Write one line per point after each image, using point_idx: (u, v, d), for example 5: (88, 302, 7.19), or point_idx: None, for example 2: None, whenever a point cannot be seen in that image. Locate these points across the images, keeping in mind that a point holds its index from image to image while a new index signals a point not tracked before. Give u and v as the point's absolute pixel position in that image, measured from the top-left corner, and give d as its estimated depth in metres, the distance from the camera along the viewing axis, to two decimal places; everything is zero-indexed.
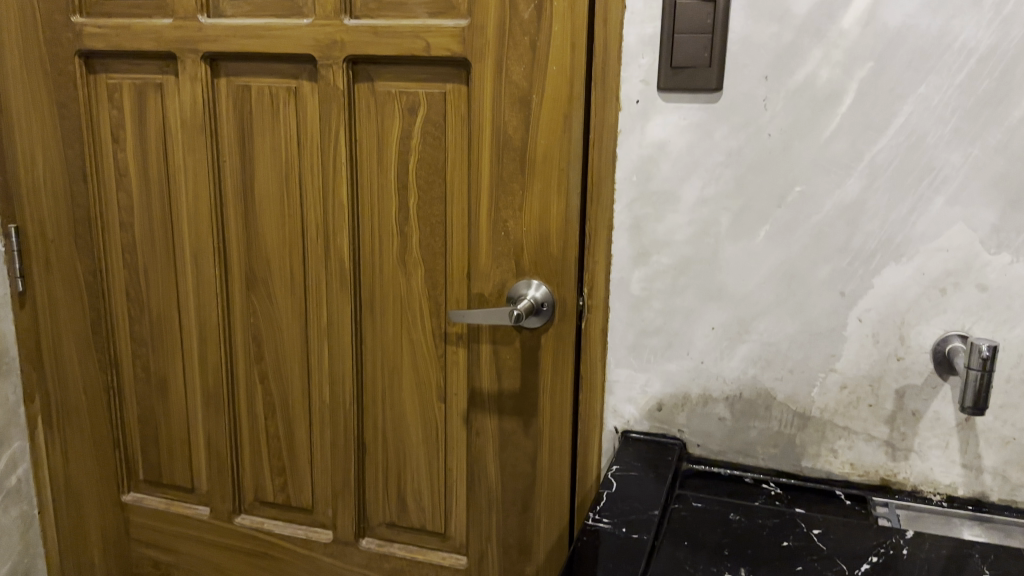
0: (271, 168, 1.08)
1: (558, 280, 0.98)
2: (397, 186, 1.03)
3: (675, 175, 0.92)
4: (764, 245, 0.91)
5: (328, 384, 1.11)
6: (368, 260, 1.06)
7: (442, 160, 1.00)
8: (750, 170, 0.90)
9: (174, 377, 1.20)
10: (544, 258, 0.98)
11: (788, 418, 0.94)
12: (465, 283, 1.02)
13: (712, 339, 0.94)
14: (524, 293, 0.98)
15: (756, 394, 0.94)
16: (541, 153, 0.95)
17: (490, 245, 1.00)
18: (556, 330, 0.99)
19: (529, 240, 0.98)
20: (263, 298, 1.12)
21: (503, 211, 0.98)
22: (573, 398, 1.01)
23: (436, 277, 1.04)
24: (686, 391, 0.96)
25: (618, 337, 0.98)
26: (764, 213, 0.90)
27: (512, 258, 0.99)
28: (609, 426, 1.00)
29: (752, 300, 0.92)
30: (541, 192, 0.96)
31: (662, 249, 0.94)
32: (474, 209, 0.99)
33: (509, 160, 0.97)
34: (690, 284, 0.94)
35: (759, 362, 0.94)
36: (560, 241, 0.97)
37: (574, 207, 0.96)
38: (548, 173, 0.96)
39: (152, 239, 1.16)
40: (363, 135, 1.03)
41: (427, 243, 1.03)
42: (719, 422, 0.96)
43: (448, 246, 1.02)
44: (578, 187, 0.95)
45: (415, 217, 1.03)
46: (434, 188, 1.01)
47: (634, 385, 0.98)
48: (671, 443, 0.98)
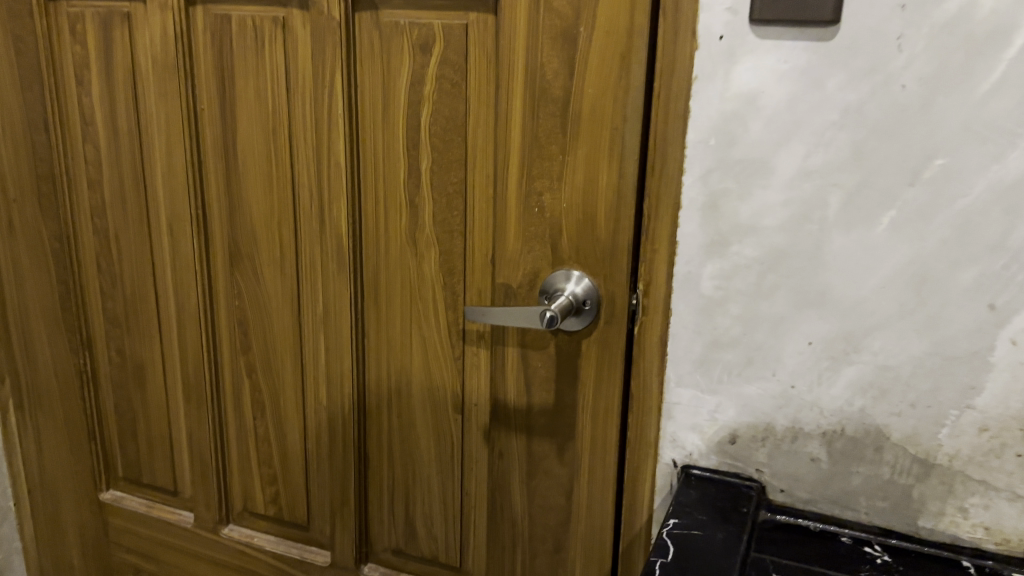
0: (256, 120, 0.87)
1: (607, 273, 0.77)
2: (406, 146, 0.81)
3: (768, 139, 0.68)
4: (886, 237, 0.67)
5: (324, 384, 0.92)
6: (372, 236, 0.86)
7: (462, 113, 0.78)
8: (874, 134, 0.66)
9: (152, 363, 1.02)
10: (590, 243, 0.76)
11: (905, 465, 0.71)
12: (490, 271, 0.81)
13: (808, 357, 0.72)
14: (561, 288, 0.77)
15: (863, 431, 0.72)
16: (589, 107, 0.73)
17: (522, 224, 0.78)
18: (603, 334, 0.78)
19: (571, 220, 0.76)
20: (249, 279, 0.93)
21: (539, 182, 0.77)
22: (621, 421, 0.80)
23: (453, 261, 0.83)
24: (769, 421, 0.74)
25: (681, 347, 0.75)
26: (889, 193, 0.67)
27: (548, 242, 0.78)
28: (665, 459, 0.79)
29: (865, 309, 0.69)
30: (588, 158, 0.74)
31: (745, 237, 0.71)
32: (503, 177, 0.78)
33: (547, 115, 0.75)
34: (782, 285, 0.71)
35: (870, 391, 0.71)
36: (611, 222, 0.75)
37: (631, 180, 0.74)
38: (599, 133, 0.73)
39: (123, 202, 0.97)
40: (365, 79, 0.81)
41: (442, 218, 0.82)
42: (810, 463, 0.74)
43: (469, 224, 0.81)
44: (637, 152, 0.73)
45: (428, 185, 0.82)
46: (452, 150, 0.80)
47: (701, 410, 0.76)
48: (744, 484, 0.76)
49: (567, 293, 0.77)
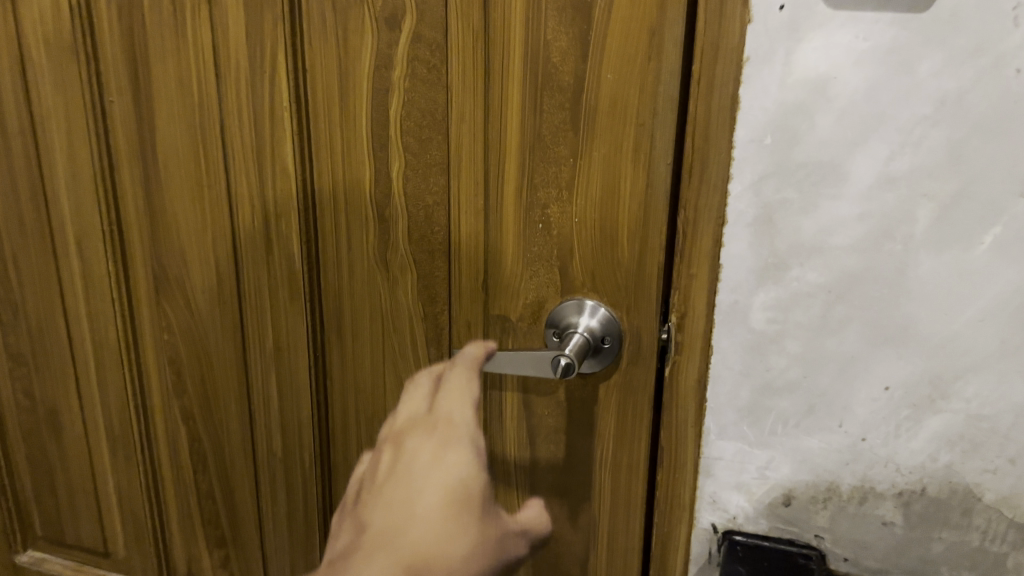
0: (179, 117, 0.70)
1: (630, 302, 0.62)
2: (370, 149, 0.65)
3: (839, 138, 0.54)
4: (988, 260, 0.54)
5: (279, 435, 0.77)
6: (332, 259, 0.69)
7: (440, 106, 0.62)
8: (977, 131, 0.52)
9: (69, 408, 0.85)
10: (609, 266, 0.62)
11: (999, 531, 0.59)
12: (480, 301, 0.66)
13: (883, 404, 0.58)
14: (574, 322, 0.63)
15: (949, 491, 0.59)
16: (607, 98, 0.58)
17: (523, 244, 0.63)
18: (625, 376, 0.64)
19: (585, 238, 0.61)
20: (182, 309, 0.76)
21: (543, 192, 0.61)
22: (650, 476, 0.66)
23: (435, 289, 0.67)
24: (832, 480, 0.61)
25: (723, 393, 0.61)
26: (993, 204, 0.53)
27: (556, 266, 0.63)
28: (701, 522, 0.65)
29: (957, 346, 0.56)
30: (606, 162, 0.59)
31: (807, 260, 0.57)
32: (497, 187, 0.62)
33: (553, 108, 0.59)
34: (853, 318, 0.57)
35: (958, 445, 0.58)
36: (636, 241, 0.60)
37: (661, 189, 0.59)
38: (620, 131, 0.58)
39: (20, 217, 0.79)
40: (315, 64, 0.64)
41: (420, 237, 0.66)
42: (881, 527, 0.61)
43: (455, 245, 0.65)
44: (669, 154, 0.58)
45: (401, 196, 0.65)
46: (430, 152, 0.63)
47: (746, 466, 0.63)
48: (800, 554, 0.63)
49: (581, 328, 0.63)
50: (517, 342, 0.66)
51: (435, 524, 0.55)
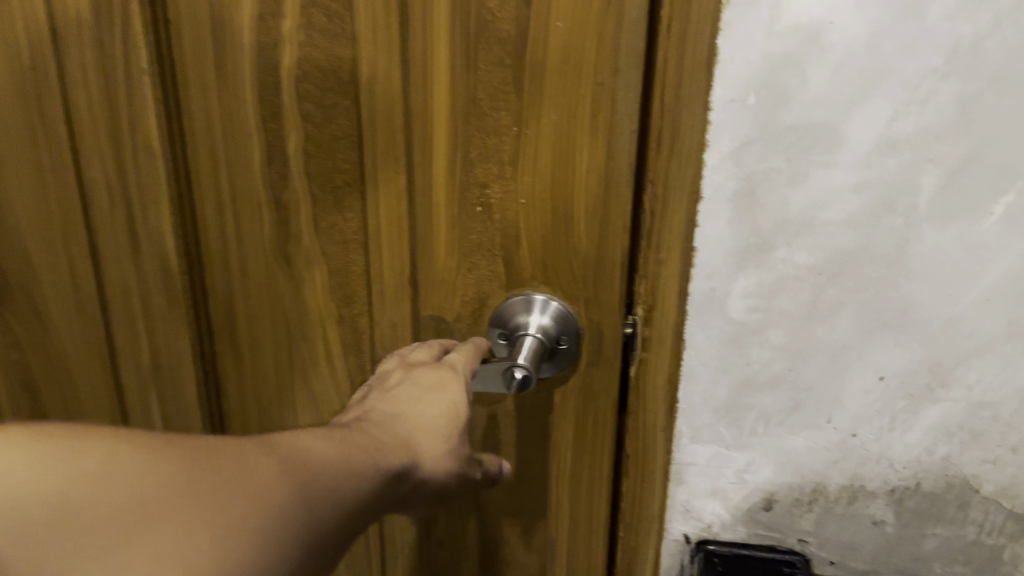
0: (17, 92, 0.58)
1: (590, 296, 0.54)
2: (259, 120, 0.55)
3: (835, 96, 0.45)
4: (998, 233, 0.47)
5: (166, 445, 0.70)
6: (217, 257, 0.61)
7: (347, 67, 0.52)
8: (995, 85, 0.44)
9: None
10: (564, 252, 0.53)
11: (997, 523, 0.54)
12: (407, 299, 0.58)
13: (876, 396, 0.52)
14: (523, 322, 0.55)
15: (946, 485, 0.53)
16: (558, 55, 0.48)
17: (457, 228, 0.54)
18: (582, 379, 0.57)
19: (533, 220, 0.53)
20: (42, 312, 0.67)
21: (487, 167, 0.52)
22: (611, 487, 0.60)
23: (350, 286, 0.59)
24: (818, 481, 0.55)
25: (698, 392, 0.54)
26: (1006, 169, 0.46)
27: (499, 255, 0.55)
28: (672, 532, 0.58)
29: (961, 330, 0.49)
30: (556, 131, 0.50)
31: (795, 240, 0.49)
32: (426, 163, 0.53)
33: (491, 68, 0.49)
34: (844, 302, 0.50)
35: (957, 436, 0.52)
36: (594, 227, 0.52)
37: (625, 163, 0.50)
38: (573, 94, 0.49)
39: None
40: (182, 23, 0.53)
41: (329, 226, 0.57)
42: (871, 527, 0.55)
43: (373, 232, 0.56)
44: (633, 122, 0.49)
45: (303, 175, 0.56)
46: (337, 123, 0.53)
47: (722, 470, 0.56)
48: (784, 562, 0.57)
49: (530, 328, 0.55)
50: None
51: (437, 436, 0.43)
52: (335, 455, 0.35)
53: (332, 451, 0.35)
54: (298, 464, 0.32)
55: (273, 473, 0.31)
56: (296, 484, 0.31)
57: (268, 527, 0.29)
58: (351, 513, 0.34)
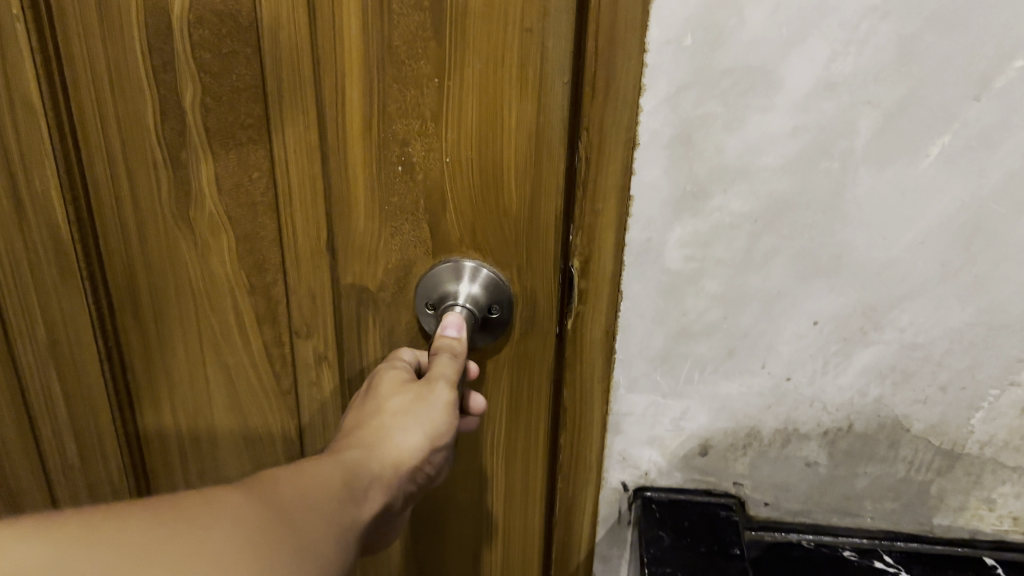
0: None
1: (520, 255, 0.53)
2: (150, 71, 0.51)
3: (772, 37, 0.44)
4: (933, 175, 0.46)
5: (70, 426, 0.67)
6: (115, 220, 0.57)
7: (247, 12, 0.48)
8: (932, 24, 0.43)
9: None
10: (493, 215, 0.52)
11: (924, 459, 0.55)
12: (326, 264, 0.55)
13: (810, 340, 0.52)
14: (452, 290, 0.53)
15: (877, 425, 0.54)
16: (482, 2, 0.45)
17: (376, 187, 0.52)
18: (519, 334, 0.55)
19: (458, 178, 0.51)
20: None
21: (407, 120, 0.50)
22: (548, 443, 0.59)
23: (261, 252, 0.56)
24: (752, 426, 0.55)
25: (634, 342, 0.53)
26: (943, 110, 0.45)
27: (423, 217, 0.53)
28: (611, 481, 0.58)
29: (895, 273, 0.49)
30: (481, 83, 0.48)
31: (732, 186, 0.47)
32: (340, 116, 0.50)
33: (407, 9, 0.46)
34: (780, 249, 0.49)
35: (889, 377, 0.52)
36: (526, 186, 0.50)
37: (558, 121, 0.48)
38: (496, 43, 0.47)
39: None
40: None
41: (234, 186, 0.54)
42: (804, 468, 0.56)
43: (287, 190, 0.53)
44: (565, 74, 0.47)
45: (205, 130, 0.52)
46: (237, 73, 0.50)
47: (660, 418, 0.55)
48: (721, 506, 0.57)
49: (459, 297, 0.53)
50: (378, 318, 0.57)
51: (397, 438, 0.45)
52: (302, 481, 0.37)
53: (300, 477, 0.38)
54: (272, 498, 0.35)
55: (252, 505, 0.33)
56: (276, 507, 0.34)
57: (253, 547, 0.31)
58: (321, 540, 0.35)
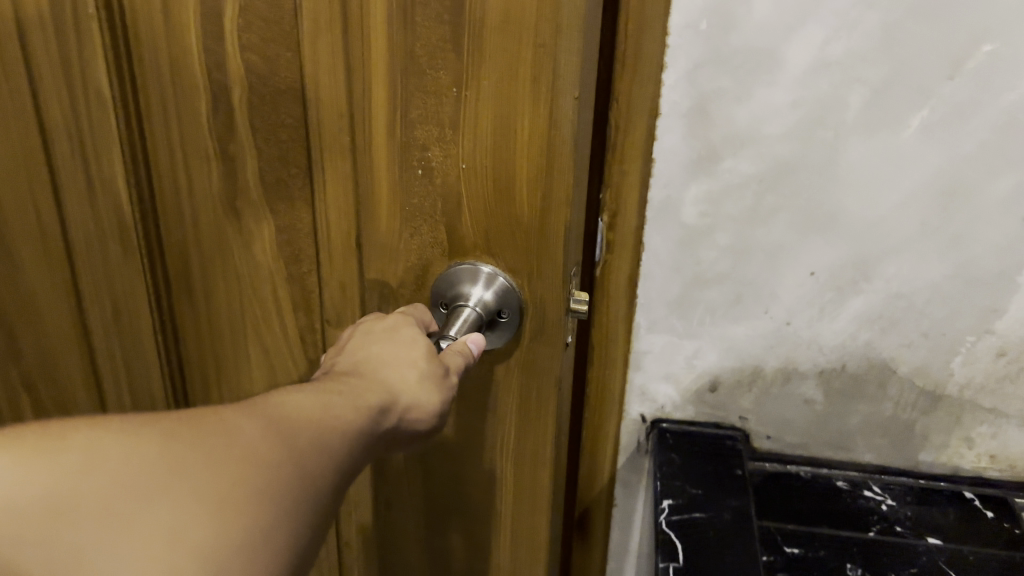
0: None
1: (533, 270, 0.50)
2: (203, 68, 0.50)
3: (776, 22, 0.52)
4: (915, 143, 0.54)
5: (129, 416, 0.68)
6: (174, 222, 0.57)
7: (286, 9, 0.47)
8: (913, 14, 0.50)
9: None
10: (506, 233, 0.49)
11: (910, 399, 0.62)
12: (353, 261, 0.54)
13: (808, 289, 0.59)
14: (462, 292, 0.51)
15: (867, 367, 0.62)
16: (497, 18, 0.43)
17: (394, 192, 0.50)
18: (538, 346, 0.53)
19: (475, 188, 0.48)
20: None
21: (419, 135, 0.47)
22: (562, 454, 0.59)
23: (299, 244, 0.55)
24: (756, 364, 0.63)
25: (654, 288, 0.61)
26: (923, 88, 0.52)
27: (441, 223, 0.50)
28: (631, 413, 0.66)
29: (883, 230, 0.57)
30: (493, 93, 0.45)
31: (740, 150, 0.56)
32: (365, 125, 0.48)
33: (427, 16, 0.44)
34: (781, 207, 0.57)
35: (877, 323, 0.60)
36: (553, 204, 0.47)
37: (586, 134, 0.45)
38: (514, 52, 0.43)
39: None
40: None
41: (275, 185, 0.53)
42: (802, 405, 0.64)
43: (309, 201, 0.53)
44: (586, 86, 0.44)
45: (233, 142, 0.52)
46: (281, 71, 0.49)
47: (676, 356, 0.63)
48: (727, 437, 0.65)
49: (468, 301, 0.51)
50: None
51: (419, 374, 0.42)
52: (324, 414, 0.34)
53: (313, 399, 0.35)
54: (274, 410, 0.32)
55: (259, 431, 0.30)
56: (258, 477, 0.29)
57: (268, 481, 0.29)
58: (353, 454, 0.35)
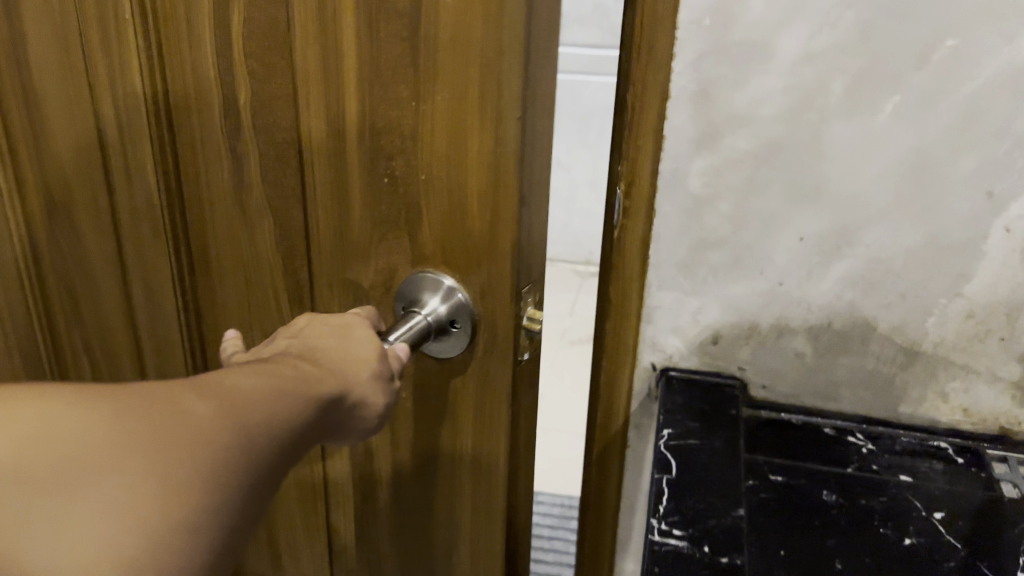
0: (49, 40, 0.69)
1: (478, 275, 0.58)
2: (219, 75, 0.62)
3: (768, 19, 0.61)
4: (890, 125, 0.63)
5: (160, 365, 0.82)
6: (196, 201, 0.69)
7: (282, 28, 0.57)
8: (886, 13, 0.59)
9: None
10: (459, 236, 0.57)
11: (889, 355, 0.70)
12: (335, 257, 0.63)
13: (798, 253, 0.68)
14: (422, 300, 0.59)
15: (851, 324, 0.70)
16: (447, 44, 0.51)
17: (366, 197, 0.60)
18: (483, 340, 0.60)
19: (432, 198, 0.57)
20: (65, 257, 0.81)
21: (376, 144, 0.57)
22: (509, 451, 0.64)
23: (291, 236, 0.65)
24: (753, 320, 0.72)
25: (664, 249, 0.71)
26: (896, 77, 0.61)
27: (404, 227, 0.59)
28: (644, 362, 0.76)
29: (863, 201, 0.65)
30: (445, 109, 0.54)
31: (739, 128, 0.65)
32: (342, 133, 0.58)
33: (391, 38, 0.53)
34: (774, 180, 0.66)
35: (860, 285, 0.68)
36: (484, 207, 0.55)
37: (510, 151, 0.53)
38: (460, 77, 0.52)
39: None
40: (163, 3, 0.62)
41: (273, 178, 0.64)
42: (793, 358, 0.72)
43: (307, 193, 0.62)
44: (517, 108, 0.51)
45: (252, 134, 0.63)
46: (276, 80, 0.59)
47: (683, 311, 0.73)
48: (727, 384, 0.74)
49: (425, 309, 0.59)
50: None
51: (367, 374, 0.45)
52: (269, 398, 0.37)
53: (267, 377, 0.38)
54: (223, 393, 0.35)
55: (206, 412, 0.33)
56: (195, 454, 0.32)
57: (211, 463, 0.33)
58: (297, 435, 0.38)
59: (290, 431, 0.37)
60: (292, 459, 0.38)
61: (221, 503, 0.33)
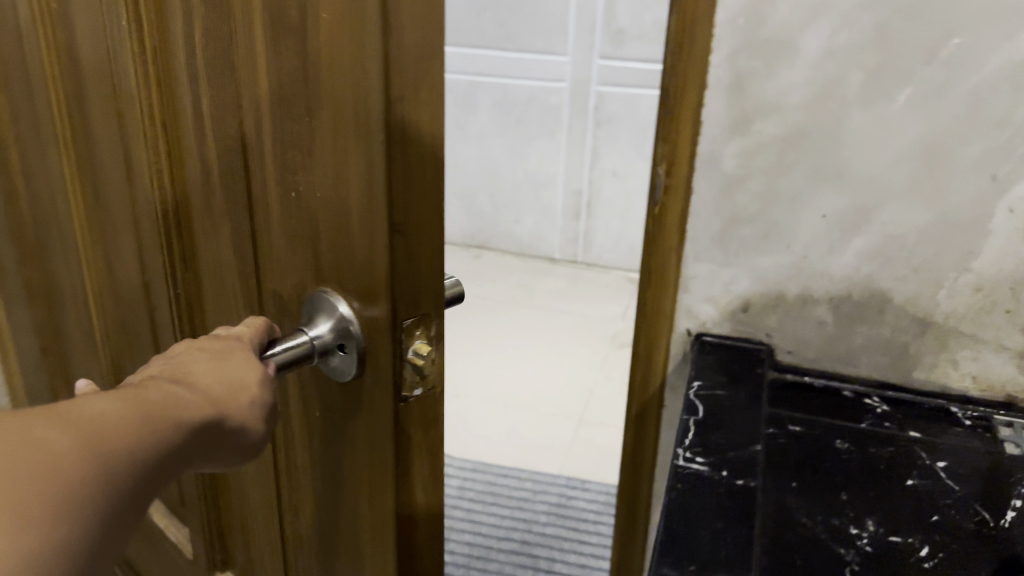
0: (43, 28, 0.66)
1: (367, 305, 0.45)
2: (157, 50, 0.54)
3: (794, 19, 0.70)
4: (903, 114, 0.71)
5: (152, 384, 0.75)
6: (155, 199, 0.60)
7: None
8: (897, 14, 0.68)
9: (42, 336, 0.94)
10: (355, 259, 0.45)
11: (904, 324, 0.78)
12: (259, 270, 0.53)
13: (821, 229, 0.76)
14: None
15: (868, 295, 0.78)
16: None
17: (278, 202, 0.49)
18: (370, 374, 0.47)
19: (326, 206, 0.45)
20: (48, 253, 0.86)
21: (264, 134, 0.47)
22: (397, 505, 0.50)
23: (224, 241, 0.55)
24: (780, 289, 0.80)
25: (700, 224, 0.80)
26: (907, 71, 0.69)
27: (309, 242, 0.48)
28: (680, 328, 0.84)
29: (879, 181, 0.73)
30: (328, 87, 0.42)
31: (768, 115, 0.74)
32: (245, 118, 0.48)
33: None
34: (799, 162, 0.75)
35: (877, 259, 0.76)
36: (366, 217, 0.43)
37: (381, 163, 0.41)
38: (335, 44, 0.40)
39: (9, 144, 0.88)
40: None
41: (204, 172, 0.54)
42: (816, 325, 0.80)
43: (229, 193, 0.53)
44: (381, 95, 0.39)
45: (188, 118, 0.54)
46: (196, 51, 0.50)
47: (716, 282, 0.81)
48: (755, 349, 0.82)
49: None
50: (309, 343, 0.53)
51: (237, 402, 0.40)
52: (133, 426, 0.32)
53: (126, 402, 0.33)
54: (91, 411, 0.31)
55: (71, 436, 0.29)
56: (63, 475, 0.29)
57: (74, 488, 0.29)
58: (175, 450, 0.35)
59: (159, 452, 0.33)
60: (172, 474, 0.35)
61: (93, 525, 0.29)
